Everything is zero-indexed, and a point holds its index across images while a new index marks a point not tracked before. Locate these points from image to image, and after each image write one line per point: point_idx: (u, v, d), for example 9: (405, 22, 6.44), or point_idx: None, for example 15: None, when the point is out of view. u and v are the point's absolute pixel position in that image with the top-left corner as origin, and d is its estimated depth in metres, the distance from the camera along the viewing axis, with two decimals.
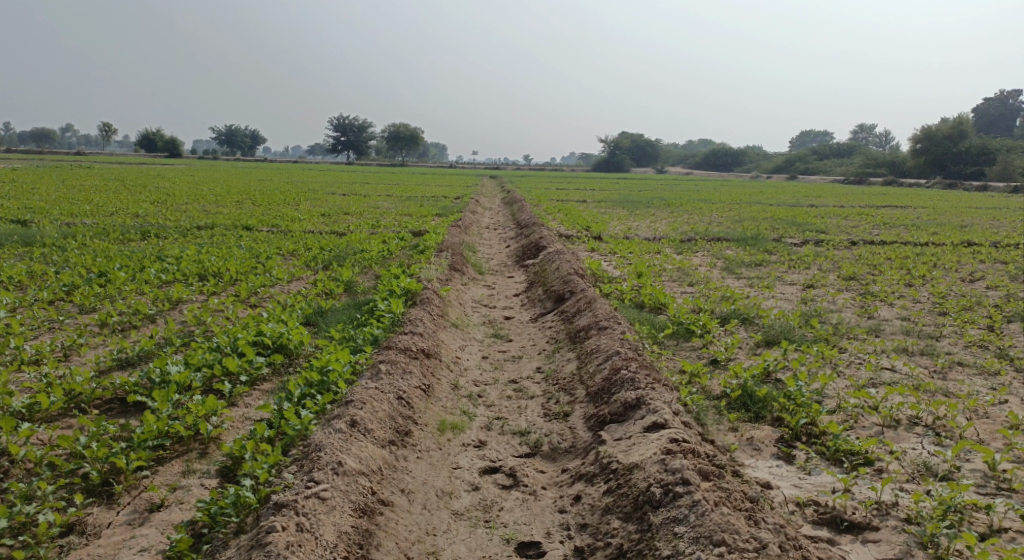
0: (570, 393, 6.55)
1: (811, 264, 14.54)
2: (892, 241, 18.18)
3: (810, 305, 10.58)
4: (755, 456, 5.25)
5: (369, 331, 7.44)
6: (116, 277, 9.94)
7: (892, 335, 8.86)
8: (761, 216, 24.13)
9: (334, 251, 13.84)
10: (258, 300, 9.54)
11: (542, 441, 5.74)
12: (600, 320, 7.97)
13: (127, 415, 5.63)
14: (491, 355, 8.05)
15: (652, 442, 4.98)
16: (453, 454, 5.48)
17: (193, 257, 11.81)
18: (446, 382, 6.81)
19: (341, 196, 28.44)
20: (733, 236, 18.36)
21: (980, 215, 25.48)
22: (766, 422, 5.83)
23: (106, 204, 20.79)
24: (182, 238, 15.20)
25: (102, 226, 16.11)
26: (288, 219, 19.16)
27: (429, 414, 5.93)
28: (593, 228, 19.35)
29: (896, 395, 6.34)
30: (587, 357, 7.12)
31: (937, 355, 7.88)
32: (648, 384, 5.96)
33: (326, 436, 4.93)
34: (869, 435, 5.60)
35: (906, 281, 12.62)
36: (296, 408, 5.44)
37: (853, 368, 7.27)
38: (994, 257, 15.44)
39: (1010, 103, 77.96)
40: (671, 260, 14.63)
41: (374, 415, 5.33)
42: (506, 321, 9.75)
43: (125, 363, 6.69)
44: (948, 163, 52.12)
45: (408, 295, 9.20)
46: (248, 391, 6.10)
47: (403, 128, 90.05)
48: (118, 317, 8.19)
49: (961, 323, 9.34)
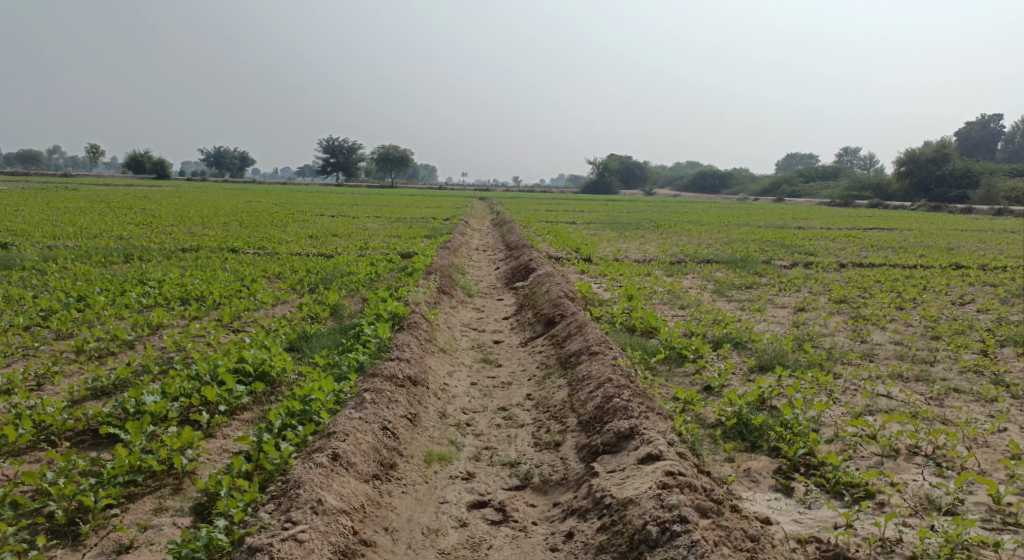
0: (561, 422, 6.36)
1: (802, 287, 14.49)
2: (881, 263, 18.22)
3: (802, 329, 10.49)
4: (752, 489, 5.09)
5: (354, 357, 7.24)
6: (96, 301, 9.70)
7: (886, 360, 8.75)
8: (749, 238, 24.17)
9: (321, 274, 13.62)
10: (241, 325, 9.31)
11: (533, 473, 5.54)
12: (591, 345, 7.81)
13: (98, 448, 5.38)
14: (480, 381, 7.85)
15: (648, 475, 4.80)
16: (440, 487, 5.27)
17: (176, 280, 11.57)
18: (434, 410, 6.61)
19: (329, 217, 28.25)
20: (722, 259, 18.33)
21: (967, 238, 25.65)
22: (763, 452, 5.67)
23: (89, 226, 20.49)
24: (166, 260, 14.95)
25: (85, 248, 15.85)
26: (275, 241, 18.94)
27: (415, 445, 5.72)
28: (582, 250, 19.25)
29: (894, 424, 6.21)
30: (578, 383, 6.93)
31: (932, 381, 7.78)
32: (641, 412, 5.79)
33: (305, 471, 4.72)
34: (868, 465, 5.45)
35: (897, 304, 12.58)
36: (276, 440, 5.22)
37: (848, 395, 7.14)
38: (983, 280, 15.46)
39: (992, 127, 79.46)
40: (662, 282, 14.54)
41: (357, 448, 5.12)
42: (495, 345, 9.56)
43: (99, 393, 6.46)
44: (933, 186, 52.81)
45: (395, 319, 9.01)
46: (227, 422, 5.88)
47: (393, 149, 90.23)
48: (95, 343, 7.95)
49: (955, 348, 9.25)
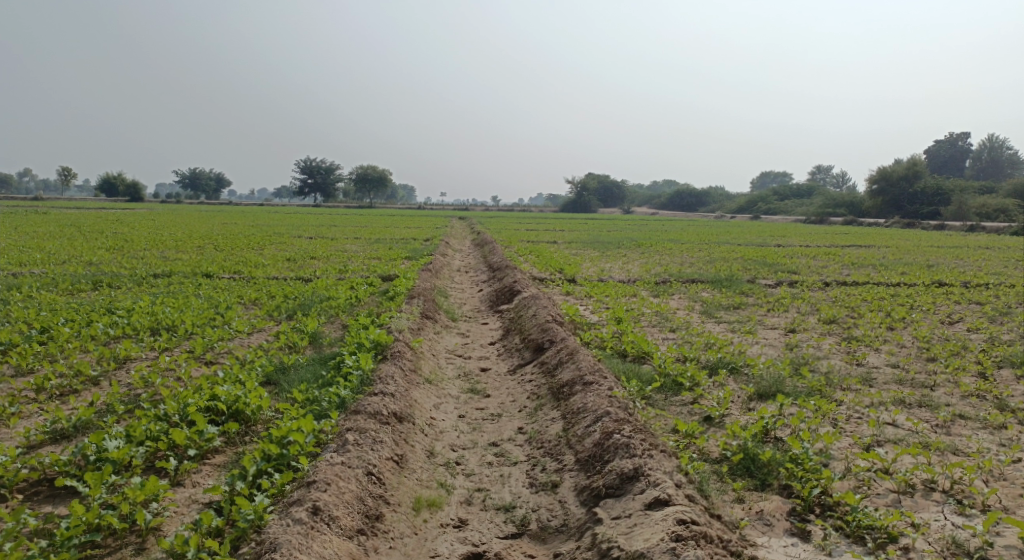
0: (557, 459, 5.97)
1: (789, 307, 14.29)
2: (864, 281, 18.14)
3: (795, 351, 10.23)
4: (767, 534, 4.86)
5: (335, 392, 6.81)
6: (59, 333, 9.16)
7: (885, 385, 8.48)
8: (731, 257, 24.07)
9: (299, 299, 13.15)
10: (214, 357, 8.83)
11: (530, 518, 5.18)
12: (584, 374, 7.44)
13: (54, 501, 4.87)
14: (468, 414, 7.43)
15: (658, 523, 4.57)
16: (430, 539, 4.88)
17: (146, 309, 11.05)
18: (421, 449, 6.18)
19: (307, 239, 27.72)
20: (707, 278, 18.15)
21: (944, 255, 25.77)
22: (773, 491, 5.37)
23: (58, 252, 19.78)
24: (137, 287, 14.40)
25: (51, 276, 15.23)
26: (251, 265, 18.39)
27: (402, 491, 5.30)
28: (566, 271, 18.95)
29: (906, 456, 5.98)
30: (573, 416, 6.55)
31: (936, 406, 7.53)
32: (644, 450, 5.46)
33: (283, 530, 4.32)
34: (886, 504, 5.22)
35: (888, 324, 12.40)
36: (251, 491, 4.80)
37: (853, 425, 6.86)
38: (968, 298, 15.41)
39: (960, 145, 81.37)
40: (648, 303, 14.26)
41: (339, 499, 4.72)
42: (482, 373, 9.15)
43: (59, 437, 5.96)
44: (905, 204, 53.73)
45: (378, 349, 8.59)
46: (196, 467, 5.40)
47: (373, 170, 89.83)
48: (57, 381, 7.44)
49: (954, 371, 9.03)
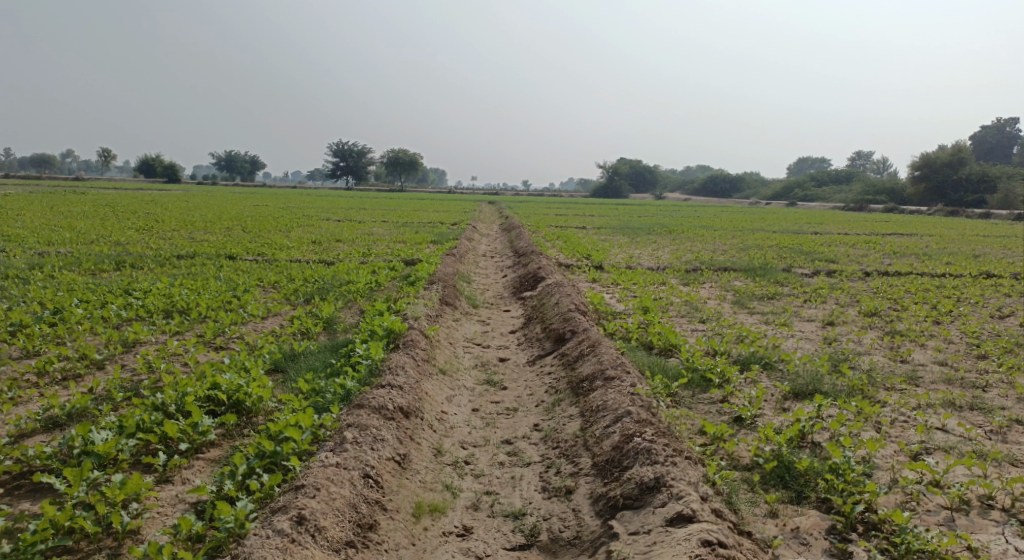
0: (573, 462, 5.53)
1: (827, 297, 13.58)
2: (908, 272, 17.24)
3: (834, 346, 9.59)
4: (803, 555, 4.38)
5: (341, 383, 6.46)
6: (70, 314, 8.96)
7: (933, 385, 7.82)
8: (766, 244, 23.23)
9: (318, 283, 12.83)
10: (224, 342, 8.54)
11: (540, 528, 4.78)
12: (606, 369, 6.95)
13: (33, 497, 4.61)
14: (482, 408, 7.00)
15: (679, 544, 4.16)
16: (430, 550, 4.54)
17: (162, 290, 10.85)
18: (428, 447, 5.79)
19: (334, 221, 27.60)
20: (740, 266, 17.44)
21: (992, 244, 24.51)
22: (811, 505, 4.86)
23: (87, 231, 19.82)
24: (159, 268, 14.29)
25: (76, 255, 15.17)
26: (275, 247, 18.19)
27: (402, 495, 4.94)
28: (593, 257, 18.38)
29: (960, 468, 5.42)
30: (592, 415, 6.08)
31: (990, 410, 6.90)
32: (668, 456, 5.01)
33: (264, 543, 4.01)
34: (938, 524, 4.68)
35: (933, 318, 11.62)
36: (237, 493, 4.50)
37: (899, 430, 6.28)
38: (1020, 290, 14.50)
39: (1009, 130, 78.13)
40: (678, 292, 13.68)
41: (328, 507, 4.39)
42: (500, 364, 8.71)
43: (52, 425, 5.72)
44: (949, 191, 51.72)
45: (391, 337, 8.20)
46: (187, 463, 5.10)
47: (403, 153, 89.68)
48: (60, 365, 7.21)
49: (1007, 370, 8.34)
